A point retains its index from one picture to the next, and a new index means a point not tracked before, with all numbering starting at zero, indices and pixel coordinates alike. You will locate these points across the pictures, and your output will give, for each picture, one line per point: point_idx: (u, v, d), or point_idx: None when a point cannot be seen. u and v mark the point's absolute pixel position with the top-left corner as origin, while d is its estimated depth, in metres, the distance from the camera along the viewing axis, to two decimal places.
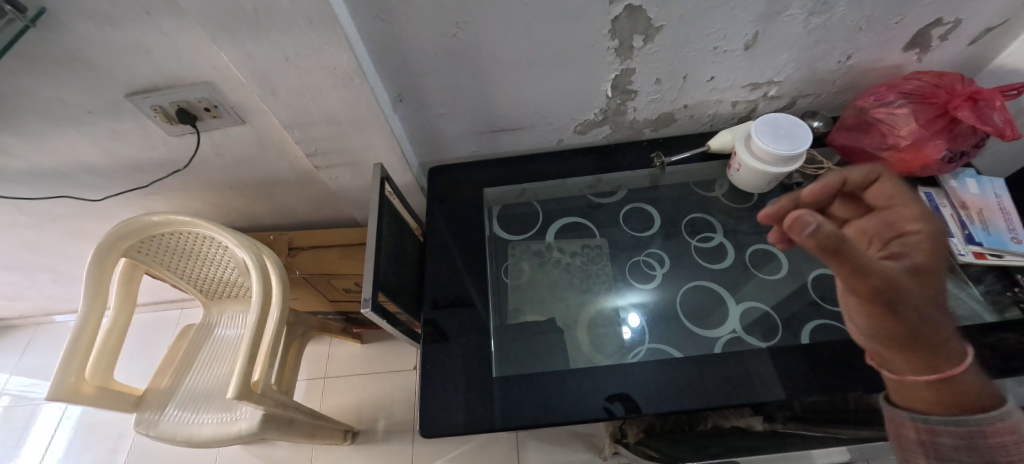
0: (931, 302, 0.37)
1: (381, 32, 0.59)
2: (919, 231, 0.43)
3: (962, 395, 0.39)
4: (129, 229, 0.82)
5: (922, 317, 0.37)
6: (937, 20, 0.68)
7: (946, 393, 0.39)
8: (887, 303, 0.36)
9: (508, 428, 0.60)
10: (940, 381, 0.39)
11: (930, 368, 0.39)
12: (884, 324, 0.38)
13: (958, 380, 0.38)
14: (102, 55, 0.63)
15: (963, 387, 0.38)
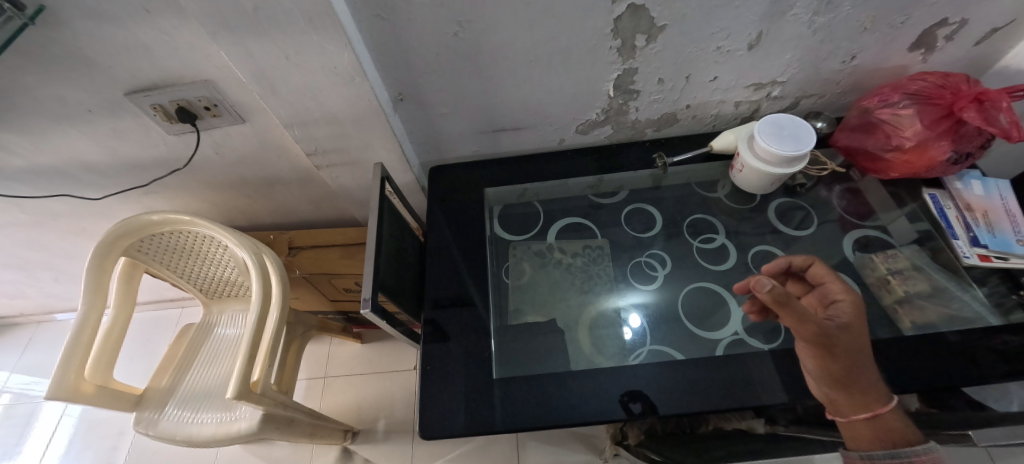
0: (857, 349, 0.49)
1: (381, 31, 0.58)
2: (844, 299, 0.53)
3: (893, 432, 0.47)
4: (129, 228, 0.81)
5: (851, 360, 0.49)
6: (943, 20, 0.67)
7: (879, 429, 0.48)
8: (824, 346, 0.48)
9: (509, 430, 0.60)
10: (873, 418, 0.48)
11: (864, 406, 0.49)
12: (828, 365, 0.50)
13: (887, 417, 0.48)
14: (101, 53, 0.62)
15: (893, 423, 0.48)
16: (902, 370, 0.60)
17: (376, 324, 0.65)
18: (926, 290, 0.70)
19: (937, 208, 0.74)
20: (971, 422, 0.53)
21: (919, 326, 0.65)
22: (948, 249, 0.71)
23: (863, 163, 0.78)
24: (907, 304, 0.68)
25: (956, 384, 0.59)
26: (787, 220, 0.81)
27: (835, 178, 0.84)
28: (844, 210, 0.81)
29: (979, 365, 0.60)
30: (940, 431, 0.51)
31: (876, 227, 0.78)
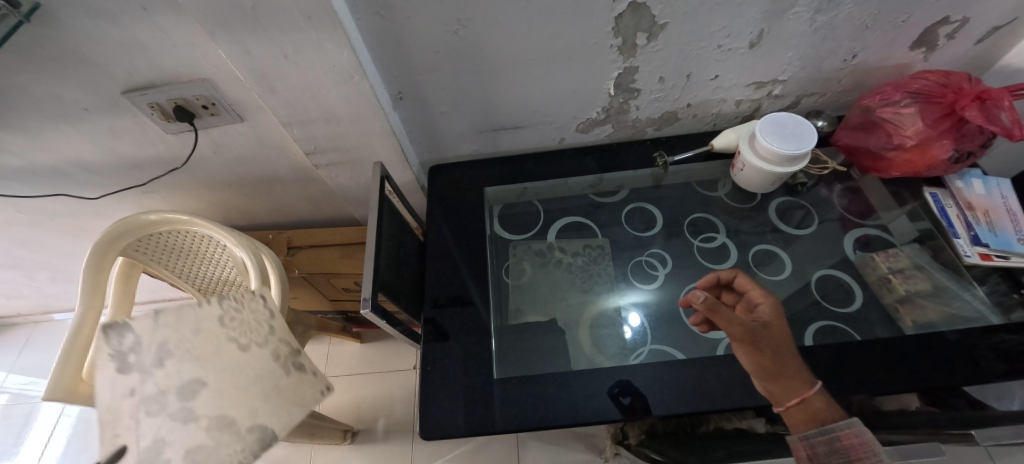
0: (777, 344, 0.56)
1: (380, 29, 0.58)
2: (763, 303, 0.60)
3: (820, 412, 0.51)
4: (126, 227, 0.81)
5: (773, 353, 0.55)
6: (945, 19, 0.67)
7: (808, 413, 0.51)
8: (747, 341, 0.55)
9: (508, 430, 0.59)
10: (801, 402, 0.52)
11: (794, 392, 0.53)
12: (753, 359, 0.55)
13: (813, 400, 0.52)
14: (98, 52, 0.62)
15: (820, 405, 0.51)
16: (903, 370, 0.60)
17: (376, 324, 0.65)
18: (927, 289, 0.70)
19: (938, 207, 0.74)
20: (972, 422, 0.53)
21: (919, 325, 0.65)
22: (949, 248, 0.71)
23: (864, 162, 0.78)
24: (907, 303, 0.68)
25: (957, 383, 0.59)
26: (787, 219, 0.81)
27: (835, 177, 0.84)
28: (844, 209, 0.81)
29: (979, 364, 0.60)
30: (943, 430, 0.51)
31: (876, 226, 0.78)
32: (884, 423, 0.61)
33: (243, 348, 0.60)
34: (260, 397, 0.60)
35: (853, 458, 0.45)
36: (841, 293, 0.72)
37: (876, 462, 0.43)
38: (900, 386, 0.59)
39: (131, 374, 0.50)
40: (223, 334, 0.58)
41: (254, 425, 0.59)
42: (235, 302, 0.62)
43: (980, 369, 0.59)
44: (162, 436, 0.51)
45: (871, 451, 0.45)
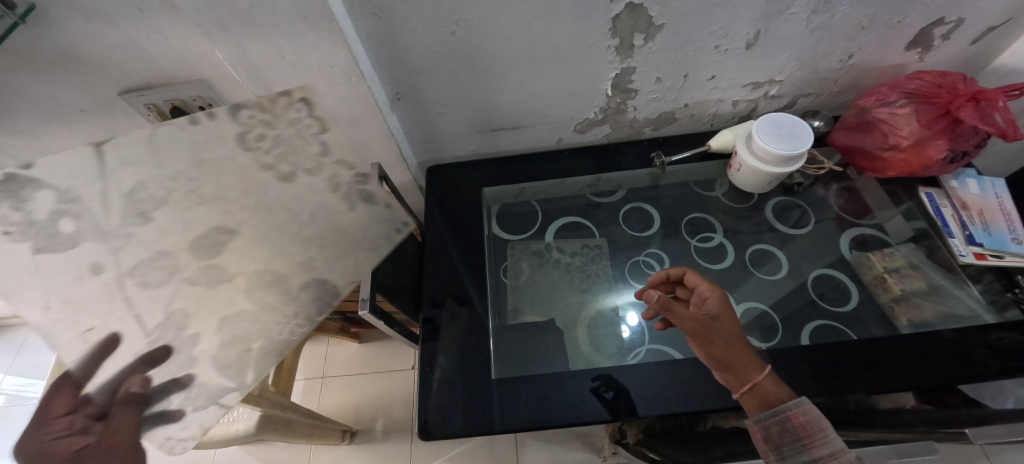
0: (730, 332, 0.55)
1: (378, 29, 0.58)
2: (712, 294, 0.58)
3: (772, 394, 0.51)
4: None
5: (728, 342, 0.54)
6: (940, 19, 0.68)
7: (762, 398, 0.51)
8: (700, 334, 0.54)
9: (506, 430, 0.60)
10: (753, 388, 0.52)
11: (746, 379, 0.52)
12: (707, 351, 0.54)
13: (764, 383, 0.52)
14: (94, 52, 0.62)
15: (770, 387, 0.52)
16: (900, 368, 0.61)
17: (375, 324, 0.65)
18: (923, 288, 0.71)
19: (933, 207, 0.74)
20: (967, 420, 0.53)
21: (915, 324, 0.66)
22: (944, 247, 0.71)
23: (860, 162, 0.79)
24: (904, 302, 0.69)
25: (953, 382, 0.59)
26: (784, 219, 0.82)
27: (832, 177, 0.84)
28: (841, 209, 0.82)
29: (974, 363, 0.60)
30: (937, 429, 0.51)
31: (872, 225, 0.79)
32: (878, 421, 0.61)
33: (286, 178, 0.63)
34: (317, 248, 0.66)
35: (803, 437, 0.47)
36: (837, 292, 0.72)
37: (825, 437, 0.46)
38: (896, 385, 0.60)
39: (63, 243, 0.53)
40: (251, 158, 0.62)
41: (309, 282, 0.64)
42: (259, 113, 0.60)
43: (975, 367, 0.60)
44: (180, 307, 0.56)
45: (818, 428, 0.47)
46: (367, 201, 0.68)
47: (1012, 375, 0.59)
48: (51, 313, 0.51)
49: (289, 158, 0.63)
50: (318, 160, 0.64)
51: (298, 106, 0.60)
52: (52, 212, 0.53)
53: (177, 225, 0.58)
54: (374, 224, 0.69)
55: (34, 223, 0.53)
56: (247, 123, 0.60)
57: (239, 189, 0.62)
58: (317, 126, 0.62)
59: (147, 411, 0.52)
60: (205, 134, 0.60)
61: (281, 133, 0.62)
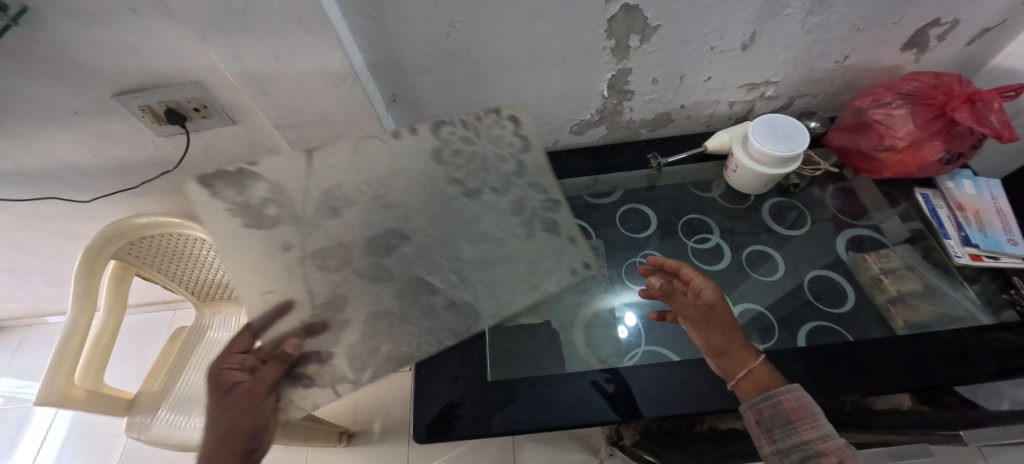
0: (726, 320, 0.58)
1: (373, 31, 0.58)
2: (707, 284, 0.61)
3: (765, 380, 0.53)
4: (117, 230, 0.82)
5: (722, 328, 0.57)
6: (935, 20, 0.68)
7: (755, 383, 0.53)
8: (699, 320, 0.58)
9: (504, 433, 0.59)
10: (748, 373, 0.54)
11: (741, 364, 0.54)
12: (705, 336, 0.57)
13: (758, 370, 0.53)
14: (88, 54, 0.61)
15: (764, 374, 0.53)
16: (898, 369, 0.61)
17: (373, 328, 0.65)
18: (919, 289, 0.71)
19: (929, 208, 0.74)
20: (964, 421, 0.53)
21: (911, 325, 0.66)
22: (940, 248, 0.72)
23: (857, 163, 0.79)
24: (899, 303, 0.69)
25: (950, 383, 0.59)
26: (780, 220, 0.82)
27: (828, 178, 0.84)
28: (837, 210, 0.82)
29: (972, 364, 0.60)
30: (933, 431, 0.51)
31: (868, 225, 0.80)
32: (875, 423, 0.61)
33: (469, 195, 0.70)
34: (501, 265, 0.67)
35: (794, 421, 0.47)
36: (835, 292, 0.73)
37: (815, 423, 0.46)
38: (893, 386, 0.59)
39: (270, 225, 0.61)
40: (444, 172, 0.70)
41: (461, 301, 0.64)
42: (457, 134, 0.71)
43: (973, 369, 0.60)
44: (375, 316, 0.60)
45: (809, 413, 0.47)
46: (527, 232, 0.70)
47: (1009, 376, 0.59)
48: (256, 277, 0.59)
49: (478, 174, 0.70)
50: (512, 179, 0.71)
51: (506, 124, 0.72)
52: (264, 197, 0.62)
53: (359, 226, 0.64)
54: (549, 248, 0.70)
55: (249, 205, 0.61)
56: (446, 142, 0.69)
57: (425, 200, 0.68)
58: (519, 146, 0.72)
59: (291, 371, 0.56)
60: (408, 148, 0.68)
61: (483, 150, 0.71)
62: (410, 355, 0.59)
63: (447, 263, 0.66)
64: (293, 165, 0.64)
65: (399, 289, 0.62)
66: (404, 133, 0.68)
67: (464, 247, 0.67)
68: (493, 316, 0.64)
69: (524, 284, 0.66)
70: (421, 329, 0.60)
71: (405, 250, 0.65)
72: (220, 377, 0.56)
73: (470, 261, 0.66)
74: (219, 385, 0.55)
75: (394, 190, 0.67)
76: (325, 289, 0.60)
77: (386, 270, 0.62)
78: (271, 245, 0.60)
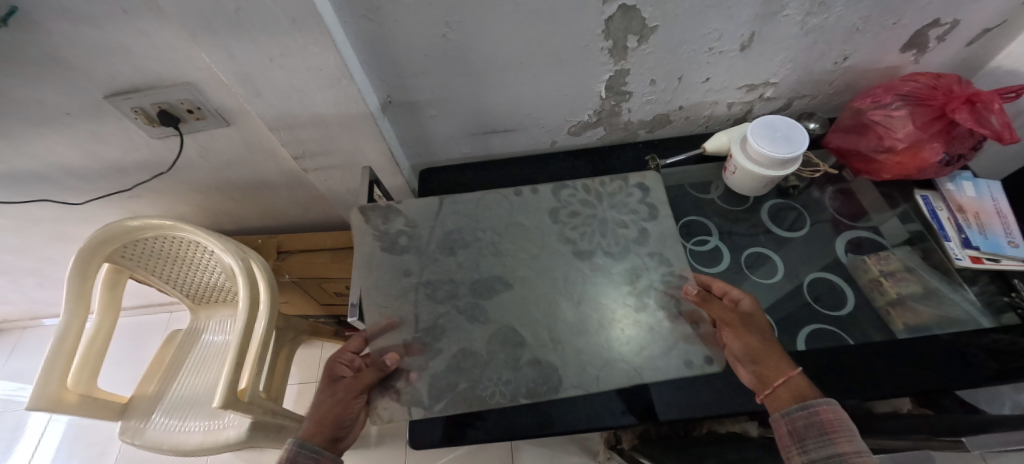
0: (763, 329, 0.58)
1: (367, 32, 0.57)
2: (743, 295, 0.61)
3: (803, 389, 0.52)
4: (110, 234, 0.78)
5: (760, 335, 0.57)
6: (935, 21, 0.67)
7: (794, 391, 0.52)
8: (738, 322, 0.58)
9: (504, 438, 0.61)
10: (786, 381, 0.53)
11: (779, 371, 0.54)
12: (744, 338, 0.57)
13: (796, 379, 0.53)
14: (79, 56, 0.61)
15: (802, 383, 0.53)
16: (896, 374, 0.61)
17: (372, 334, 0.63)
18: (919, 291, 0.70)
19: (929, 210, 0.74)
20: (965, 426, 0.53)
21: (912, 328, 0.66)
22: (940, 251, 0.71)
23: (856, 164, 0.78)
24: (898, 306, 0.69)
25: (950, 387, 0.59)
26: (779, 221, 0.81)
27: (828, 179, 0.84)
28: (836, 211, 0.81)
29: (971, 366, 0.60)
30: (935, 436, 0.49)
31: (868, 227, 0.79)
32: (875, 427, 0.61)
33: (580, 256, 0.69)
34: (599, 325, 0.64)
35: (829, 432, 0.47)
36: (834, 295, 0.72)
37: (851, 436, 0.46)
38: (891, 391, 0.59)
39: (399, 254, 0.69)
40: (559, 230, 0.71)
41: (544, 361, 0.61)
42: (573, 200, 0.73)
43: (973, 372, 0.60)
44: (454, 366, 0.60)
45: (845, 427, 0.47)
46: (638, 305, 0.64)
47: (1007, 379, 0.59)
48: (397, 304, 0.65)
49: (594, 236, 0.70)
50: (631, 246, 0.69)
51: (634, 192, 0.74)
52: (400, 231, 0.70)
53: (473, 274, 0.68)
54: (665, 330, 0.62)
55: (388, 234, 0.70)
56: (566, 203, 0.73)
57: (535, 253, 0.70)
58: (645, 213, 0.72)
59: (385, 382, 0.60)
60: (528, 204, 0.74)
61: (603, 215, 0.72)
62: (483, 401, 0.58)
63: (546, 322, 0.63)
64: (499, 217, 0.73)
65: (493, 332, 0.63)
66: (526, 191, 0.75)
67: (564, 310, 0.64)
68: (578, 389, 0.58)
69: (624, 360, 0.60)
70: (502, 378, 0.60)
71: (505, 298, 0.66)
72: (332, 370, 0.62)
73: (568, 325, 0.63)
74: (329, 376, 0.61)
75: (505, 240, 0.70)
76: (429, 315, 0.65)
77: (482, 313, 0.65)
78: (395, 272, 0.68)
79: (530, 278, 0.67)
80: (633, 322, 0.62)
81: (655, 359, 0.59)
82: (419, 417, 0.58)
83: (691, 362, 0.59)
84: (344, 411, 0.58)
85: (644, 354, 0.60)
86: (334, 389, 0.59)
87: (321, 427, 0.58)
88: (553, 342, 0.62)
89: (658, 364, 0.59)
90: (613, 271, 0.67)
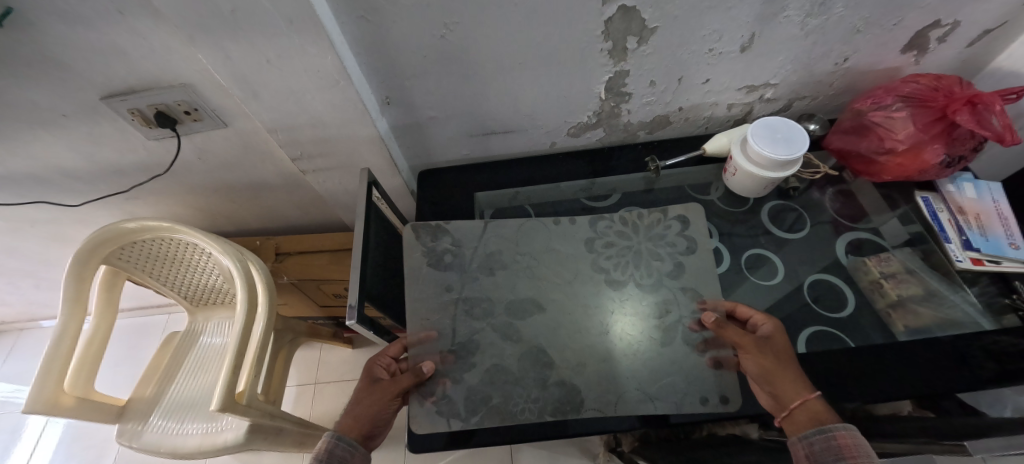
0: (782, 353, 0.58)
1: (366, 33, 0.57)
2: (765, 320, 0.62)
3: (820, 414, 0.52)
4: (108, 236, 0.77)
5: (778, 357, 0.57)
6: (935, 22, 0.67)
7: (809, 415, 0.52)
8: (754, 346, 0.58)
9: (504, 441, 0.61)
10: (803, 404, 0.53)
11: (795, 394, 0.54)
12: (760, 362, 0.58)
13: (813, 403, 0.53)
14: (75, 57, 0.60)
15: (820, 407, 0.53)
16: (899, 377, 0.60)
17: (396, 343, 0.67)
18: (919, 293, 0.70)
19: (930, 212, 0.73)
20: (966, 429, 0.52)
21: (912, 331, 0.66)
22: (940, 251, 0.71)
23: (856, 166, 0.78)
24: (899, 307, 0.68)
25: (952, 389, 0.59)
26: (779, 222, 0.81)
27: (828, 180, 0.84)
28: (836, 213, 0.81)
29: (972, 368, 0.60)
30: (938, 440, 0.48)
31: (868, 229, 0.78)
32: (876, 430, 0.60)
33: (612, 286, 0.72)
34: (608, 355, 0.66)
35: (846, 457, 0.47)
36: (834, 297, 0.71)
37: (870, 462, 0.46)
38: (892, 395, 0.59)
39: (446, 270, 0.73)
40: (594, 260, 0.75)
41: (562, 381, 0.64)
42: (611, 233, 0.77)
43: (975, 375, 0.59)
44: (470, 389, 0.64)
45: (864, 454, 0.47)
46: (664, 339, 0.67)
47: (1009, 381, 0.59)
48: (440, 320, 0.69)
49: (628, 267, 0.74)
50: (663, 279, 0.72)
51: (672, 226, 0.77)
52: (446, 249, 0.74)
53: (507, 295, 0.71)
54: (688, 364, 0.65)
55: (434, 252, 0.74)
56: (602, 234, 0.77)
57: (567, 278, 0.73)
58: (681, 248, 0.75)
59: (420, 386, 0.64)
60: (564, 235, 0.77)
61: (639, 247, 0.76)
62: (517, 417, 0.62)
63: (576, 347, 0.67)
64: (534, 239, 0.76)
65: (522, 352, 0.67)
66: (565, 221, 0.78)
67: (592, 336, 0.68)
68: (595, 412, 0.62)
69: (642, 389, 0.63)
70: (531, 396, 0.63)
71: (535, 319, 0.69)
72: (371, 372, 0.65)
73: (596, 352, 0.66)
74: (369, 377, 0.64)
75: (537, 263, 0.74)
76: (465, 332, 0.68)
77: (517, 332, 0.68)
78: (439, 285, 0.71)
79: (563, 304, 0.71)
80: (657, 354, 0.66)
81: (672, 389, 0.63)
82: (433, 426, 0.61)
83: (705, 398, 0.62)
84: (384, 411, 0.61)
85: (661, 383, 0.63)
86: (376, 388, 0.62)
87: (359, 423, 0.60)
88: (578, 366, 0.65)
89: (673, 396, 0.62)
90: (642, 302, 0.70)
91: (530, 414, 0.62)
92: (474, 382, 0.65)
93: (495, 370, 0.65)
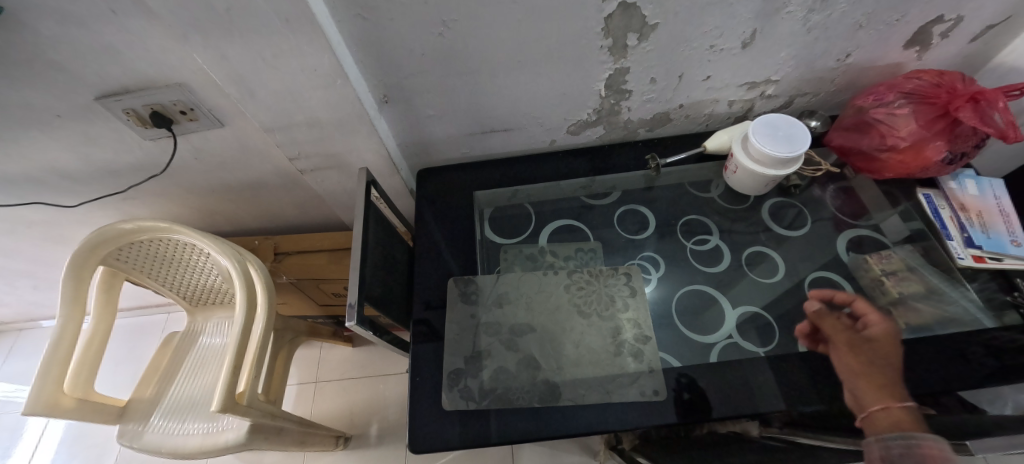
0: (881, 355, 0.62)
1: (362, 30, 0.56)
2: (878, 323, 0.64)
3: (903, 421, 0.50)
4: (107, 237, 0.77)
5: (871, 359, 0.61)
6: (939, 17, 0.66)
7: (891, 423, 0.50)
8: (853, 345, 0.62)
9: (503, 441, 0.60)
10: (888, 408, 0.53)
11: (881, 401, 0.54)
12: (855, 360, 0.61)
13: (898, 411, 0.52)
14: (67, 56, 0.59)
15: (902, 416, 0.51)
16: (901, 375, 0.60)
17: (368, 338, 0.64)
18: (920, 291, 0.69)
19: (932, 208, 0.74)
20: (968, 425, 0.53)
21: (912, 328, 0.65)
22: (941, 248, 0.71)
23: (858, 163, 0.77)
24: (901, 305, 0.67)
25: (951, 387, 0.59)
26: (778, 219, 0.80)
27: (829, 177, 0.83)
28: (837, 210, 0.80)
29: (972, 364, 0.60)
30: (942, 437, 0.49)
31: (868, 225, 0.77)
32: None
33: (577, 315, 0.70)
34: (575, 366, 0.65)
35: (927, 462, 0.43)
36: None
37: None
38: None
39: (451, 289, 0.72)
40: (555, 294, 0.72)
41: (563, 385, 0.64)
42: (580, 273, 0.74)
43: (976, 372, 0.60)
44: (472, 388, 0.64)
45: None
46: (611, 355, 0.65)
47: (1011, 378, 0.59)
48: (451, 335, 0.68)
49: (583, 306, 0.70)
50: (615, 313, 0.69)
51: (620, 279, 0.73)
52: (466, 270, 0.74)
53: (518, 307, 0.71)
54: (631, 372, 0.64)
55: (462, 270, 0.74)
56: (574, 278, 0.73)
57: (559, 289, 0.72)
58: (627, 294, 0.71)
59: None
60: (529, 275, 0.74)
61: (592, 290, 0.72)
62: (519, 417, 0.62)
63: (561, 350, 0.66)
64: (527, 275, 0.74)
65: (525, 360, 0.66)
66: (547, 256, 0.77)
67: (562, 348, 0.67)
68: (581, 403, 0.61)
69: (595, 392, 0.62)
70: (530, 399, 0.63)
71: (532, 322, 0.69)
72: None
73: (569, 361, 0.65)
74: None
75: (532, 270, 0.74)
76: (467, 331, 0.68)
77: (521, 342, 0.67)
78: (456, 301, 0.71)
79: (549, 324, 0.69)
80: (609, 365, 0.64)
81: (619, 385, 0.62)
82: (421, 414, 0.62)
83: (642, 390, 0.62)
84: None
85: (615, 382, 0.63)
86: None
87: None
88: (556, 367, 0.65)
89: (619, 389, 0.62)
90: (585, 336, 0.67)
91: (523, 406, 0.62)
92: (475, 381, 0.64)
93: (499, 372, 0.65)
